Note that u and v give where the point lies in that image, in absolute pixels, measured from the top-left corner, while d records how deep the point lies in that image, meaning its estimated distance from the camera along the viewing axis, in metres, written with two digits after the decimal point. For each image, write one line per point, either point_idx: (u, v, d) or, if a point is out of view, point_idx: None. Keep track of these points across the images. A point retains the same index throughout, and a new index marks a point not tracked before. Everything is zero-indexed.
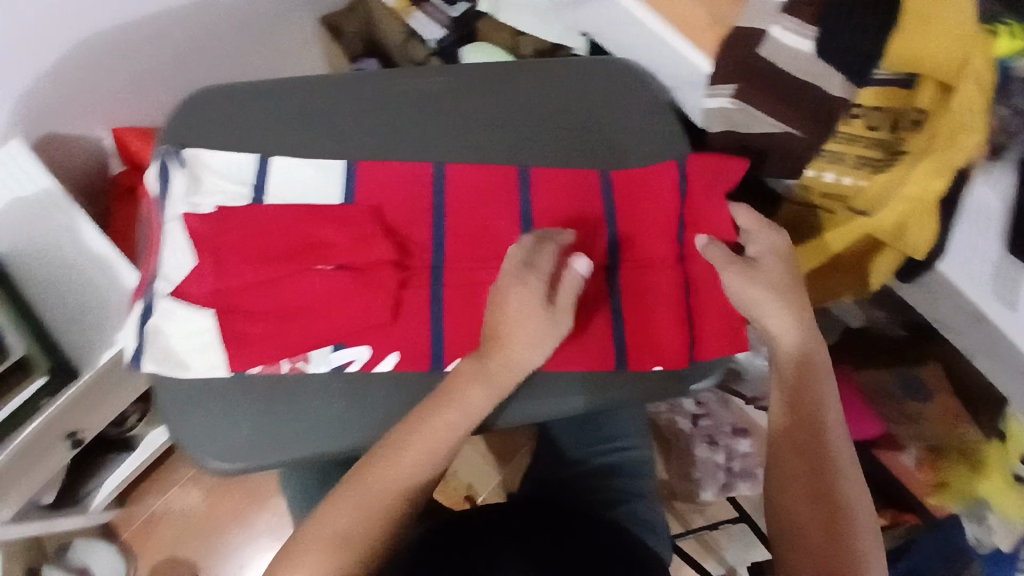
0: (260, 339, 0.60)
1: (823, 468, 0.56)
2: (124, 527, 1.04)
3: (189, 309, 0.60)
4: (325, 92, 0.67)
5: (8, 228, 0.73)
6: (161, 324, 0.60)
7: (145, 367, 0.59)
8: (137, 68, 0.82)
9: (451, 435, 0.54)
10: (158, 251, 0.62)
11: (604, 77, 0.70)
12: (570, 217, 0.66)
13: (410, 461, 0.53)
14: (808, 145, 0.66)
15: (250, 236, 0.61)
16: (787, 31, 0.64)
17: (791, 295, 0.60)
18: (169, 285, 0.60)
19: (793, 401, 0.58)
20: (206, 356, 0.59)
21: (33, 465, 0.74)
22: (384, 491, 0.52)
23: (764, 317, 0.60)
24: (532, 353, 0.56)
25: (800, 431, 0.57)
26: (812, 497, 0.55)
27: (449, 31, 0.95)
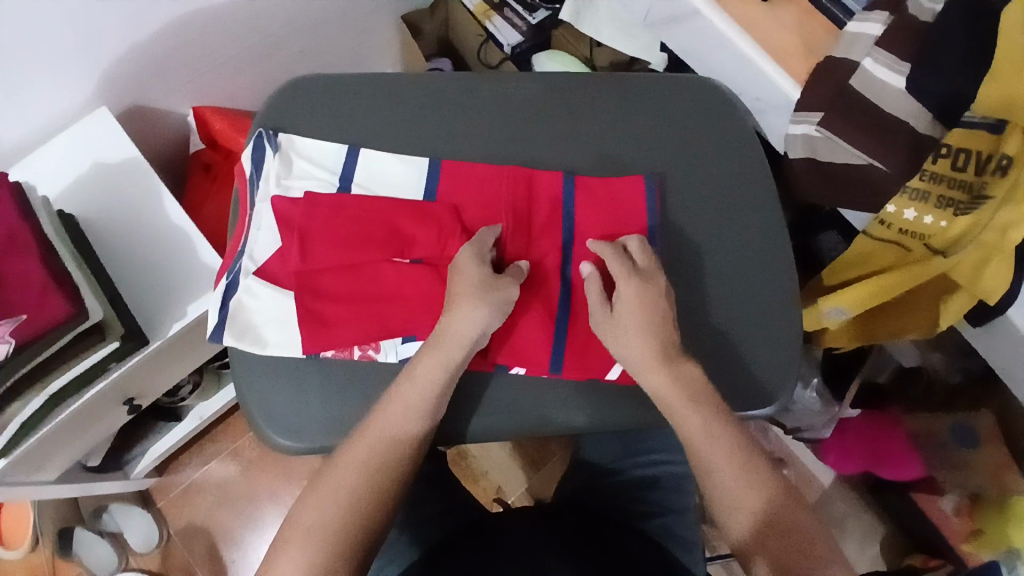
0: (335, 324, 0.61)
1: (757, 496, 0.55)
2: (160, 495, 1.06)
3: (272, 288, 0.62)
4: (416, 86, 0.69)
5: (88, 194, 0.75)
6: (244, 299, 0.61)
7: (224, 340, 0.60)
8: (232, 51, 0.86)
9: (405, 422, 0.56)
10: (246, 228, 0.63)
11: (687, 94, 0.70)
12: (647, 231, 0.66)
13: (370, 451, 0.54)
14: (891, 179, 0.66)
15: (338, 223, 0.63)
16: (879, 65, 0.65)
17: (649, 339, 0.58)
18: (253, 265, 0.62)
19: (706, 446, 0.56)
20: (283, 335, 0.61)
21: (90, 426, 0.76)
22: (352, 482, 0.53)
23: (680, 417, 0.57)
24: (466, 324, 0.58)
25: (727, 471, 0.56)
26: (762, 529, 0.54)
27: (525, 38, 1.00)
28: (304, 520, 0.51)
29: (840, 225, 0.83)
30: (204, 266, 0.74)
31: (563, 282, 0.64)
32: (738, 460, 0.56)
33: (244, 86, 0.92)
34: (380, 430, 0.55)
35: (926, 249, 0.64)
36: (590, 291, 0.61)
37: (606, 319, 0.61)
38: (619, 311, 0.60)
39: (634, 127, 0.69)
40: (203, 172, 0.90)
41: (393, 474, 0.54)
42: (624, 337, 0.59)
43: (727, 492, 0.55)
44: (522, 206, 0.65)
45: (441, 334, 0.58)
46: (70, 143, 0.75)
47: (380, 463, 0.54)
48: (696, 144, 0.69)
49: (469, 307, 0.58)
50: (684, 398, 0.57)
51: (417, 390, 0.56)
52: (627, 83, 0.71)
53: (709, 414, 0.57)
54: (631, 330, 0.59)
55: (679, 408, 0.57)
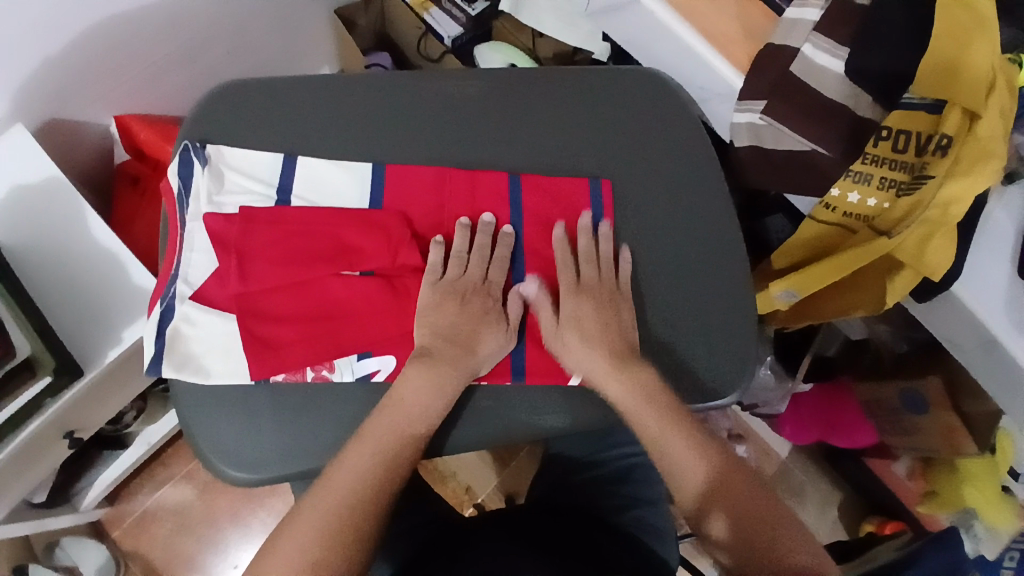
0: (285, 347, 0.58)
1: (677, 429, 0.58)
2: (114, 525, 1.01)
3: (211, 313, 0.59)
4: (354, 90, 0.66)
5: (6, 218, 0.70)
6: (182, 327, 0.58)
7: (164, 372, 0.58)
8: (157, 57, 0.81)
9: (422, 417, 0.56)
10: (179, 248, 0.60)
11: (632, 85, 0.70)
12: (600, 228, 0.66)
13: (373, 451, 0.54)
14: (837, 163, 0.67)
15: (279, 240, 0.60)
16: (819, 50, 0.66)
17: (586, 333, 0.61)
18: (189, 289, 0.59)
19: (620, 386, 0.59)
20: (229, 362, 0.58)
21: (30, 466, 0.71)
22: (352, 483, 0.53)
23: (576, 355, 0.60)
24: (429, 400, 0.57)
25: (648, 409, 0.58)
26: (696, 458, 0.58)
27: (466, 30, 0.98)
28: (296, 529, 0.51)
29: (787, 209, 0.83)
30: (138, 289, 0.70)
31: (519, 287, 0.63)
32: (651, 399, 0.59)
33: (171, 92, 0.87)
34: (344, 473, 0.53)
35: (871, 231, 0.65)
36: (540, 313, 0.62)
37: (552, 332, 0.61)
38: (567, 326, 0.61)
39: (582, 121, 0.68)
40: (131, 185, 0.86)
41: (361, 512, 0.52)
42: (566, 349, 0.61)
43: (654, 424, 0.58)
44: (473, 210, 0.64)
45: (398, 404, 0.56)
46: None
47: (372, 471, 0.54)
48: (644, 135, 0.69)
49: (431, 380, 0.57)
50: (585, 339, 0.60)
51: (377, 442, 0.54)
52: (569, 77, 0.69)
53: (615, 357, 0.60)
54: (575, 354, 0.60)
55: (576, 347, 0.60)
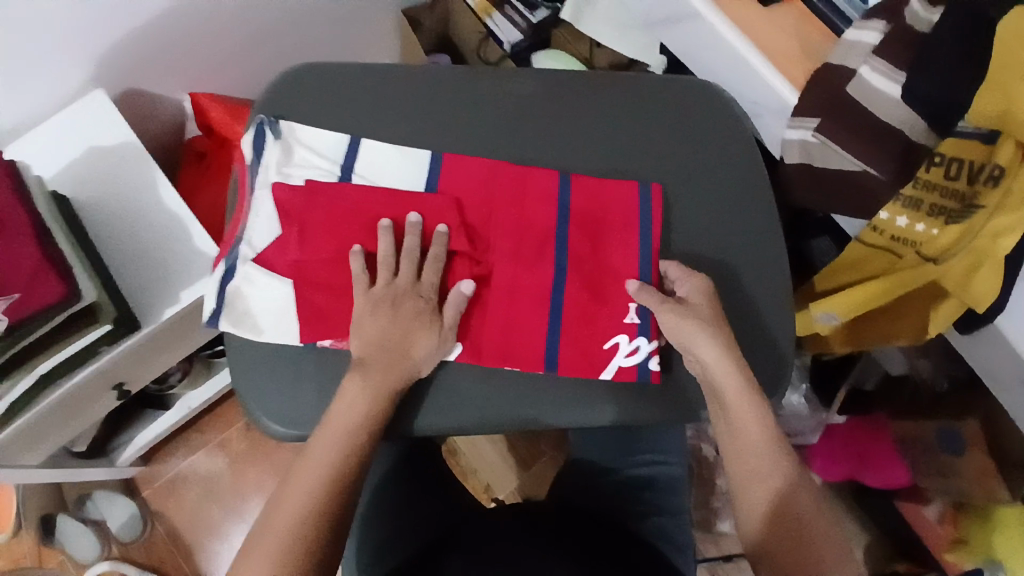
0: (338, 316, 0.61)
1: (758, 415, 0.58)
2: (146, 484, 1.04)
3: (270, 277, 0.62)
4: (415, 79, 0.69)
5: (81, 176, 0.74)
6: (242, 286, 0.61)
7: (222, 327, 0.61)
8: (233, 39, 0.86)
9: (370, 407, 0.56)
10: (246, 213, 0.63)
11: (685, 95, 0.71)
12: (646, 233, 0.66)
13: (336, 438, 0.55)
14: (888, 186, 0.68)
15: (337, 215, 0.62)
16: (875, 72, 0.66)
17: (706, 315, 0.60)
18: (252, 252, 0.62)
19: (716, 356, 0.59)
20: (281, 324, 0.61)
21: (79, 412, 0.75)
22: (320, 470, 0.54)
23: (678, 321, 0.60)
24: (351, 415, 0.56)
25: (734, 386, 0.59)
26: (770, 449, 0.58)
27: (525, 37, 1.01)
28: (279, 516, 0.52)
29: (834, 232, 0.84)
30: (198, 252, 0.73)
31: (556, 286, 0.64)
32: (740, 378, 0.59)
33: (243, 74, 0.92)
34: (293, 491, 0.53)
35: (919, 257, 0.65)
36: (642, 299, 0.62)
37: (682, 311, 0.60)
38: (691, 306, 0.61)
39: (634, 125, 0.70)
40: (197, 160, 0.91)
41: (310, 526, 0.52)
42: (689, 333, 0.60)
43: (737, 403, 0.58)
44: (522, 206, 0.66)
45: (333, 421, 0.56)
46: (63, 125, 0.75)
47: (338, 457, 0.54)
48: (694, 144, 0.70)
49: (359, 397, 0.56)
50: (682, 308, 0.60)
51: (319, 462, 0.54)
52: (623, 83, 0.72)
53: (714, 329, 0.60)
54: (686, 337, 0.60)
55: (676, 315, 0.60)
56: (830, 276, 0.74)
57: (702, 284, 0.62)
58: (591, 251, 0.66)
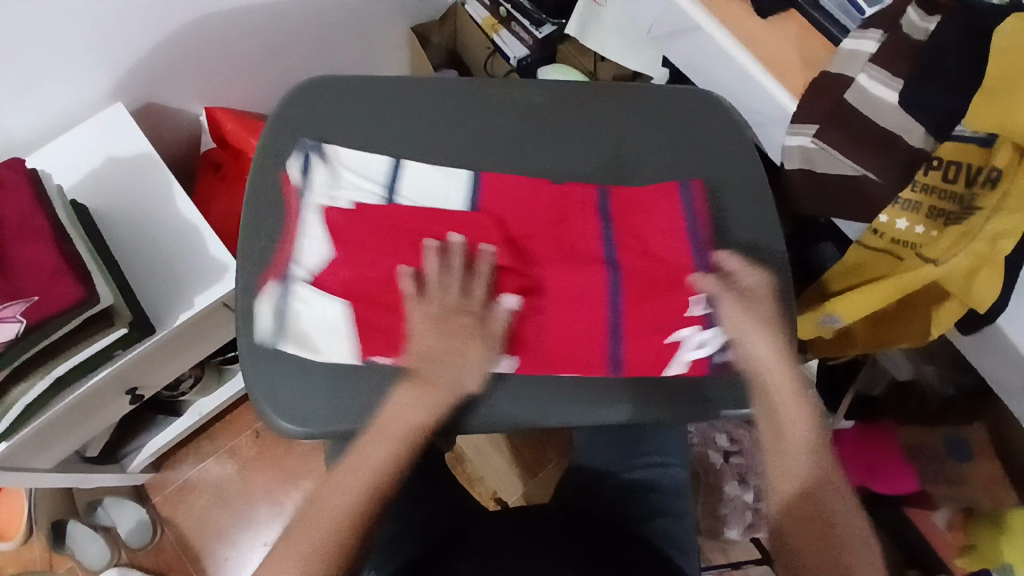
0: (393, 330, 0.61)
1: (804, 421, 0.60)
2: (156, 491, 1.05)
3: (323, 296, 0.61)
4: (425, 89, 0.71)
5: (99, 185, 0.77)
6: (298, 307, 0.61)
7: (285, 349, 0.61)
8: (247, 54, 0.89)
9: (424, 416, 0.58)
10: (297, 236, 0.63)
11: (687, 103, 0.73)
12: (695, 232, 0.65)
13: (386, 443, 0.57)
14: (887, 190, 0.68)
15: (385, 230, 0.62)
16: (874, 80, 0.68)
17: (758, 314, 0.63)
18: (306, 273, 0.62)
19: (771, 357, 0.62)
20: (337, 340, 0.61)
21: (92, 415, 0.76)
22: (367, 471, 0.56)
23: (737, 319, 0.62)
24: (405, 426, 0.58)
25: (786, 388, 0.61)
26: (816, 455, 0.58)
27: (532, 51, 1.04)
28: (319, 508, 0.54)
29: (836, 237, 0.86)
30: (211, 258, 0.75)
31: (613, 286, 0.62)
32: (791, 382, 0.61)
33: (257, 88, 0.95)
34: (338, 490, 0.55)
35: (917, 258, 0.64)
36: (705, 287, 0.62)
37: (735, 305, 0.62)
38: (745, 304, 0.63)
39: (637, 132, 0.72)
40: (213, 171, 0.93)
41: (345, 528, 0.53)
42: (747, 329, 0.62)
43: (787, 405, 0.60)
44: (568, 218, 0.65)
45: (386, 425, 0.58)
46: (83, 137, 0.77)
47: (384, 461, 0.56)
48: (696, 150, 0.72)
49: (416, 407, 0.59)
50: (742, 308, 0.63)
51: (369, 466, 0.56)
52: (626, 92, 0.74)
53: (771, 330, 0.63)
54: (746, 331, 0.62)
55: (736, 312, 0.62)
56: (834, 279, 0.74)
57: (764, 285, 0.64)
58: (644, 253, 0.64)
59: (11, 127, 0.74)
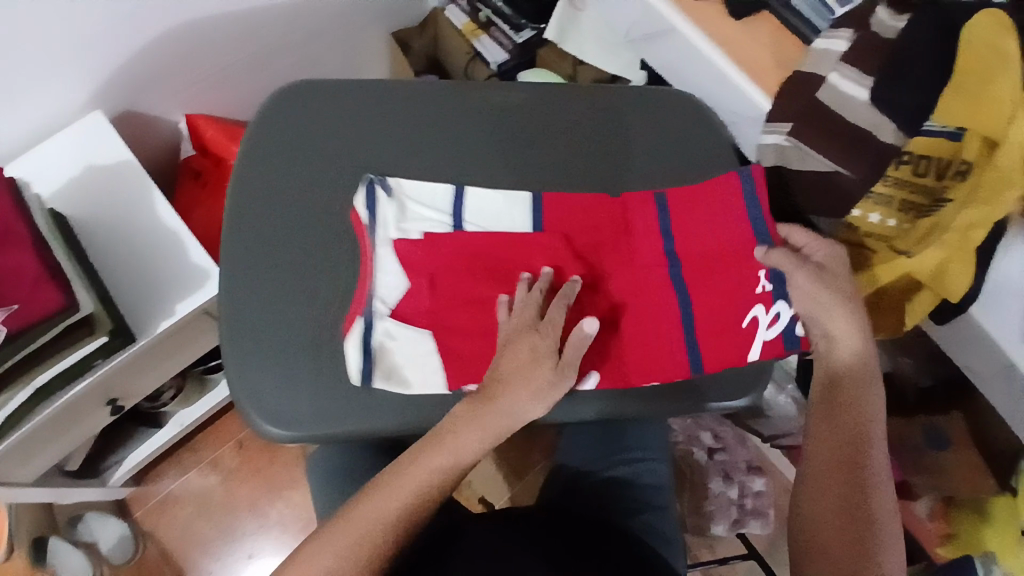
0: (479, 358, 0.62)
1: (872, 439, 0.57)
2: (137, 505, 1.03)
3: (409, 329, 0.62)
4: (407, 92, 0.72)
5: (78, 193, 0.76)
6: (385, 343, 0.61)
7: (375, 384, 0.60)
8: (228, 61, 0.89)
9: (478, 441, 0.56)
10: (371, 271, 0.62)
11: (666, 102, 0.75)
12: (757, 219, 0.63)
13: (435, 462, 0.55)
14: (860, 184, 0.70)
15: (462, 260, 0.63)
16: (845, 78, 0.70)
17: (844, 302, 0.58)
18: (386, 308, 0.62)
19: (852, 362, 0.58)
20: (425, 369, 0.61)
21: (72, 427, 0.74)
22: (411, 488, 0.54)
23: (828, 308, 0.58)
24: (462, 455, 0.55)
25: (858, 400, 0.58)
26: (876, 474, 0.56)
27: (511, 56, 1.05)
28: (354, 517, 0.54)
29: None
30: (193, 265, 0.74)
31: (677, 286, 0.64)
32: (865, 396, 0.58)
33: (239, 95, 0.95)
34: (374, 507, 0.54)
35: (891, 250, 0.66)
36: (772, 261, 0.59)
37: (812, 282, 0.58)
38: (827, 287, 0.58)
39: (618, 132, 0.73)
40: (193, 178, 0.92)
41: (384, 547, 0.53)
42: (827, 314, 0.58)
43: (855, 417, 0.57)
44: (648, 242, 0.65)
45: (439, 441, 0.56)
46: (61, 144, 0.77)
47: (425, 484, 0.55)
48: (676, 148, 0.73)
49: (475, 432, 0.56)
50: (831, 299, 0.58)
51: (409, 488, 0.54)
52: (606, 93, 0.75)
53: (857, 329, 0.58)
54: (829, 318, 0.58)
55: (827, 302, 0.58)
56: None
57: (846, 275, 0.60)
58: (704, 250, 0.64)
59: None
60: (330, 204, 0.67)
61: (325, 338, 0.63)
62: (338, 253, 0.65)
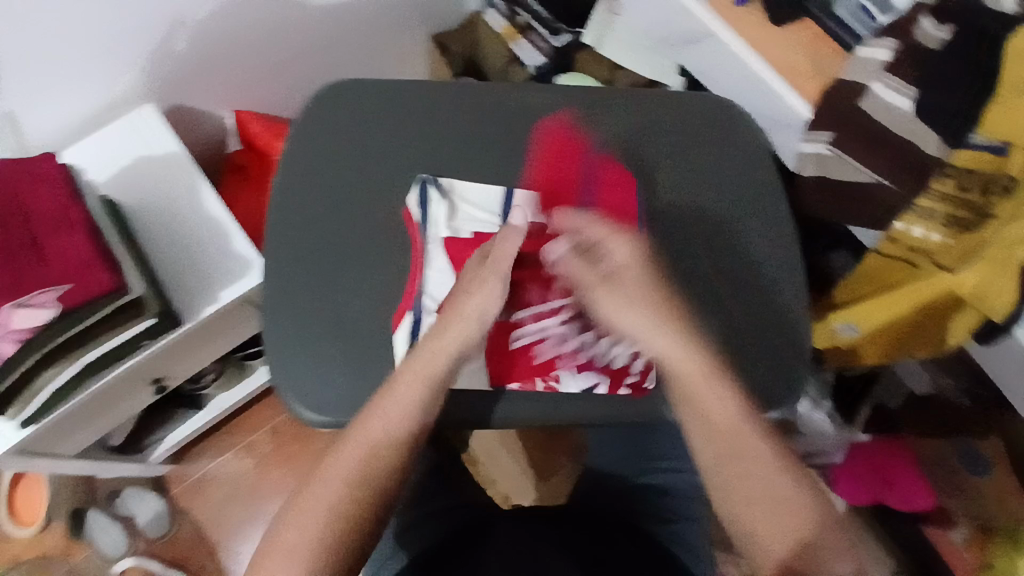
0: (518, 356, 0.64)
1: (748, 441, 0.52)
2: (174, 483, 1.07)
3: None
4: (442, 92, 0.73)
5: (131, 181, 0.80)
6: None
7: None
8: (274, 59, 0.92)
9: (426, 391, 0.54)
10: (421, 268, 0.64)
11: (702, 107, 0.74)
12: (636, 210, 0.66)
13: (391, 418, 0.52)
14: (901, 198, 0.67)
15: None
16: (887, 88, 0.68)
17: (652, 302, 0.54)
18: (434, 303, 0.63)
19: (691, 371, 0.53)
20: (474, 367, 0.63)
21: (117, 402, 0.78)
22: (372, 447, 0.51)
23: (627, 315, 0.54)
24: (403, 419, 0.53)
25: (717, 407, 0.52)
26: (774, 472, 0.51)
27: (549, 60, 1.04)
28: (315, 488, 0.49)
29: (852, 244, 0.84)
30: (235, 254, 0.77)
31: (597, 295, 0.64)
32: (729, 402, 0.52)
33: (283, 93, 0.98)
34: (334, 477, 0.50)
35: (933, 265, 0.64)
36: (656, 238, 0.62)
37: (602, 286, 0.55)
38: (617, 284, 0.55)
39: (651, 136, 0.73)
40: (236, 175, 0.96)
41: (353, 523, 0.48)
42: (623, 309, 0.54)
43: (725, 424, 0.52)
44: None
45: (385, 399, 0.53)
46: (116, 135, 0.81)
47: (385, 443, 0.51)
48: (710, 153, 0.72)
49: (415, 388, 0.54)
50: (644, 303, 0.54)
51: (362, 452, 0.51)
52: (641, 97, 0.75)
53: (679, 330, 0.54)
54: (648, 339, 0.54)
55: (636, 316, 0.54)
56: (860, 283, 0.73)
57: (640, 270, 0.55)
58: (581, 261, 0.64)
59: (44, 123, 0.77)
60: (364, 200, 0.69)
61: (356, 329, 0.65)
62: (370, 247, 0.67)
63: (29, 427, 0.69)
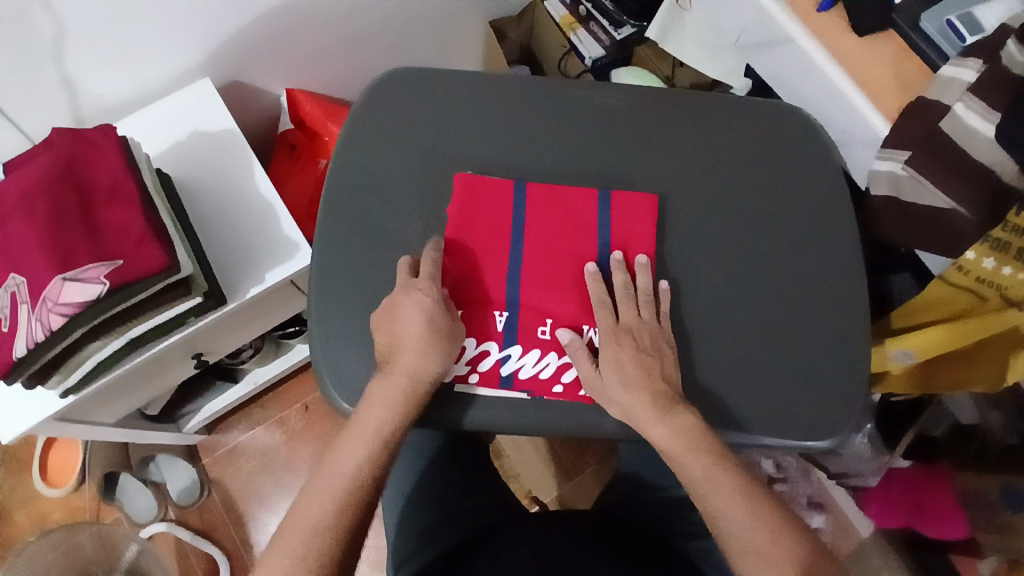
0: (486, 361, 0.62)
1: (749, 516, 0.54)
2: (206, 452, 1.09)
3: None
4: (503, 86, 0.72)
5: (184, 154, 0.79)
6: None
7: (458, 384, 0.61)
8: (330, 39, 0.91)
9: (397, 407, 0.57)
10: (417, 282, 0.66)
11: (768, 119, 0.72)
12: (610, 228, 0.66)
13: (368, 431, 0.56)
14: (975, 227, 0.64)
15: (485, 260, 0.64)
16: (971, 112, 0.62)
17: (640, 384, 0.58)
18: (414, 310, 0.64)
19: (682, 455, 0.56)
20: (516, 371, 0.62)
21: (159, 375, 0.79)
22: (352, 466, 0.55)
23: (617, 399, 0.58)
24: (379, 415, 0.57)
25: (710, 487, 0.55)
26: (778, 544, 0.53)
27: (607, 53, 1.03)
28: (302, 509, 0.54)
29: (915, 267, 0.80)
30: (280, 235, 0.77)
31: (543, 309, 0.63)
32: (726, 481, 0.55)
33: (338, 70, 0.97)
34: (316, 500, 0.54)
35: (1001, 299, 0.63)
36: (620, 275, 0.63)
37: (594, 379, 0.60)
38: (606, 371, 0.59)
39: (715, 143, 0.70)
40: (288, 152, 0.97)
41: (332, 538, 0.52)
42: (619, 393, 0.58)
43: (724, 502, 0.54)
44: (562, 247, 0.65)
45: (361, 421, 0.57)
46: (171, 108, 0.80)
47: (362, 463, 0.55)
48: (774, 167, 0.70)
49: (388, 396, 0.57)
50: (639, 388, 0.58)
51: (340, 471, 0.55)
52: (705, 103, 0.72)
53: (666, 412, 0.57)
54: (643, 421, 0.57)
55: (631, 403, 0.57)
56: (923, 310, 0.69)
57: (630, 356, 0.59)
58: (528, 279, 0.64)
59: (100, 95, 0.78)
60: (415, 191, 0.68)
61: None
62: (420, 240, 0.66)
63: (69, 397, 0.69)
